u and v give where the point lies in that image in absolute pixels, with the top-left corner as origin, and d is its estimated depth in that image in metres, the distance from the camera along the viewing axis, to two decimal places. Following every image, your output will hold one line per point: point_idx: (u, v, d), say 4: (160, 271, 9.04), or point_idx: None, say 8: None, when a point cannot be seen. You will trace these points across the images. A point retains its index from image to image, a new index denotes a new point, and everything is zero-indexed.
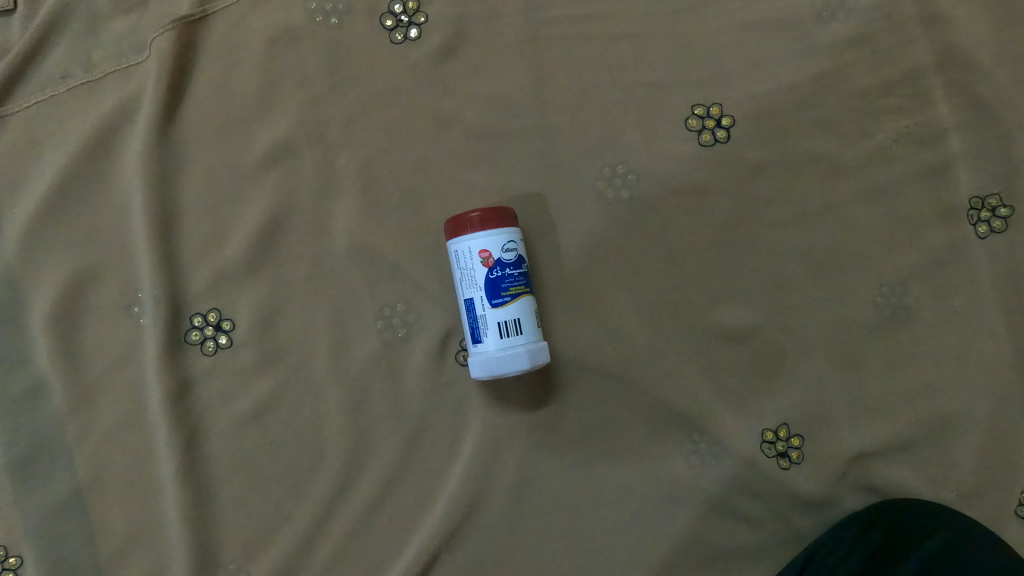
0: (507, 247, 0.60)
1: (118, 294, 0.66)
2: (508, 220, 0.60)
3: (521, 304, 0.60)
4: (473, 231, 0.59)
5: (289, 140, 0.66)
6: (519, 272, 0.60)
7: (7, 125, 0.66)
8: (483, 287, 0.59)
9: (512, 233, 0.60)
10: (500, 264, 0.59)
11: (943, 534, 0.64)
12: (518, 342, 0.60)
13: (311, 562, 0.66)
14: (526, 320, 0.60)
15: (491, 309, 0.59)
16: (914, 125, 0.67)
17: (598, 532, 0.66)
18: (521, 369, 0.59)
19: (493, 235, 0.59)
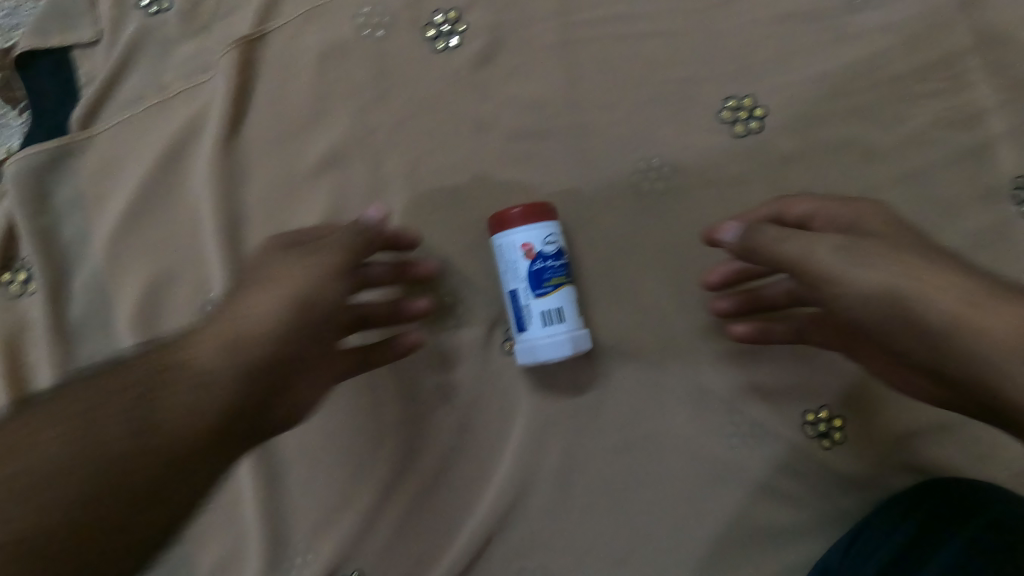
0: (548, 240, 0.63)
1: (191, 295, 0.72)
2: (549, 214, 0.64)
3: (563, 293, 0.63)
4: (516, 225, 0.63)
5: (342, 147, 0.71)
6: (559, 263, 0.63)
7: (93, 143, 0.73)
8: (526, 279, 0.63)
9: (553, 226, 0.64)
10: (542, 256, 0.63)
11: (989, 517, 0.61)
12: (561, 330, 0.63)
13: (372, 541, 0.70)
14: (567, 309, 0.63)
15: (535, 299, 0.63)
16: (953, 107, 0.67)
17: (642, 512, 0.70)
18: (565, 355, 0.63)
19: (535, 229, 0.63)
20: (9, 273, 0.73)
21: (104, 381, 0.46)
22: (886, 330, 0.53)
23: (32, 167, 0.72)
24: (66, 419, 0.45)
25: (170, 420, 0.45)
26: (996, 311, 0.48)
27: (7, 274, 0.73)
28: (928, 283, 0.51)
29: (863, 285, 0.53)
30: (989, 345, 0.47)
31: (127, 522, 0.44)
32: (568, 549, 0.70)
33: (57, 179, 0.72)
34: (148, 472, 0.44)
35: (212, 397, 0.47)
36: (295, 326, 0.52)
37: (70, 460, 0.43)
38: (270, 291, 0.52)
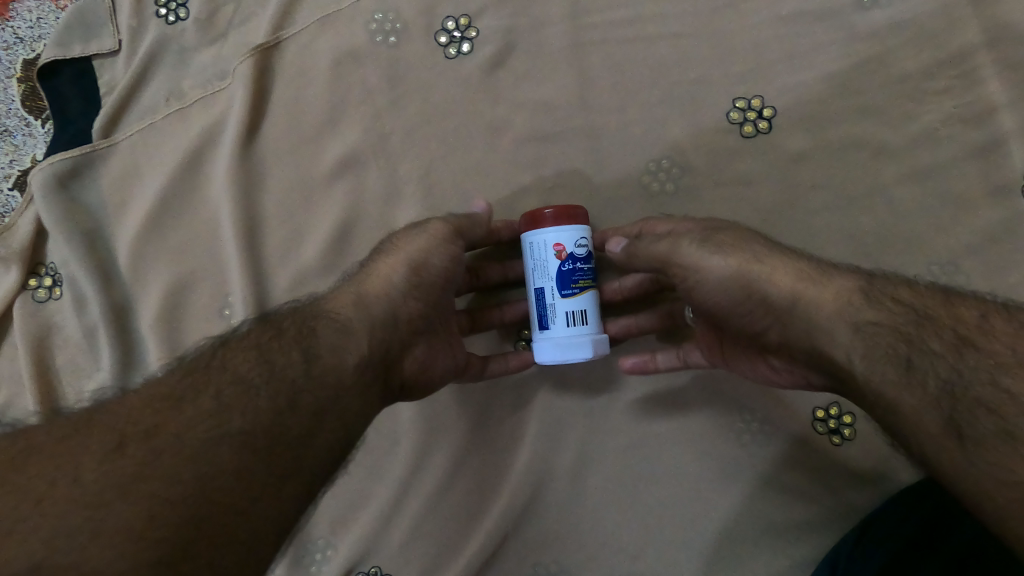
0: (579, 243, 0.64)
1: (212, 298, 0.74)
2: (583, 217, 0.65)
3: (587, 297, 0.64)
4: (549, 226, 0.63)
5: (356, 152, 0.73)
6: (587, 267, 0.64)
7: (114, 151, 0.75)
8: (554, 278, 0.63)
9: (585, 230, 0.64)
10: (573, 257, 0.63)
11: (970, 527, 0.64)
12: (583, 331, 0.64)
13: (390, 538, 0.72)
14: (590, 312, 0.65)
15: (561, 299, 0.64)
16: (963, 105, 0.67)
17: (654, 507, 0.71)
18: (583, 358, 0.64)
19: (568, 231, 0.63)
20: (36, 278, 0.75)
21: (265, 328, 0.55)
22: (745, 312, 0.57)
23: (57, 174, 0.73)
24: (246, 354, 0.53)
25: (330, 353, 0.54)
26: (822, 283, 0.54)
27: (34, 278, 0.75)
28: (775, 265, 0.55)
29: (717, 273, 0.56)
30: (819, 311, 0.52)
31: (311, 434, 0.52)
32: (582, 544, 0.71)
33: (82, 186, 0.75)
34: (323, 391, 0.53)
35: (358, 336, 0.56)
36: (418, 287, 0.61)
37: (263, 380, 0.51)
38: (386, 261, 0.62)
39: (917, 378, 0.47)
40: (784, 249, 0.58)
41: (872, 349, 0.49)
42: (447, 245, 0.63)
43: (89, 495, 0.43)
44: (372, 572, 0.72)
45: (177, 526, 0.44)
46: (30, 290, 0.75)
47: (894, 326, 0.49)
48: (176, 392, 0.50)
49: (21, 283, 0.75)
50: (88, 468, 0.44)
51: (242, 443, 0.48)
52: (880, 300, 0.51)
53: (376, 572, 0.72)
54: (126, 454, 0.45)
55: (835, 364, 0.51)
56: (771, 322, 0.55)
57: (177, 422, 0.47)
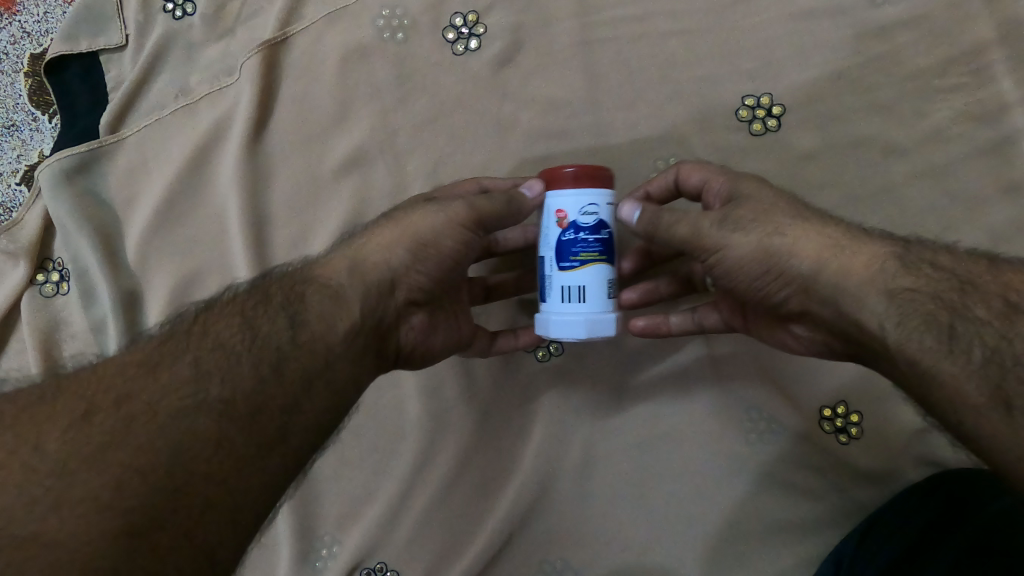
0: (586, 211, 0.58)
1: (219, 295, 0.74)
2: (600, 182, 0.59)
3: (590, 271, 0.58)
4: (554, 190, 0.59)
5: (364, 148, 0.73)
6: (593, 238, 0.58)
7: (122, 147, 0.75)
8: (554, 249, 0.59)
9: (594, 196, 0.58)
10: (574, 227, 0.58)
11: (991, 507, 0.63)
12: (579, 309, 0.58)
13: (397, 534, 0.72)
14: (591, 288, 0.58)
15: (558, 271, 0.59)
16: (974, 104, 0.67)
17: (661, 505, 0.71)
18: (576, 338, 0.58)
19: (574, 196, 0.58)
20: (44, 273, 0.76)
21: (252, 294, 0.55)
22: (765, 285, 0.56)
23: (63, 168, 0.73)
24: (230, 322, 0.53)
25: (318, 322, 0.54)
26: (849, 251, 0.52)
27: (42, 273, 0.76)
28: (798, 234, 0.54)
29: (739, 247, 0.55)
30: (845, 279, 0.51)
31: (296, 402, 0.51)
32: (589, 542, 0.72)
33: (89, 182, 0.75)
34: (308, 359, 0.52)
35: (351, 305, 0.55)
36: (422, 261, 0.59)
37: (244, 349, 0.51)
38: (389, 231, 0.60)
39: (960, 349, 0.46)
40: (810, 214, 0.56)
41: (907, 318, 0.48)
42: (458, 223, 0.60)
43: (55, 462, 0.44)
44: (378, 568, 0.72)
45: (150, 492, 0.44)
46: (38, 285, 0.75)
47: (933, 292, 0.48)
48: (151, 359, 0.50)
49: (29, 277, 0.75)
50: (54, 438, 0.44)
51: (217, 412, 0.48)
52: (916, 267, 0.50)
53: (382, 567, 0.72)
54: (94, 424, 0.45)
55: (864, 333, 0.50)
56: (792, 293, 0.55)
57: (148, 393, 0.47)
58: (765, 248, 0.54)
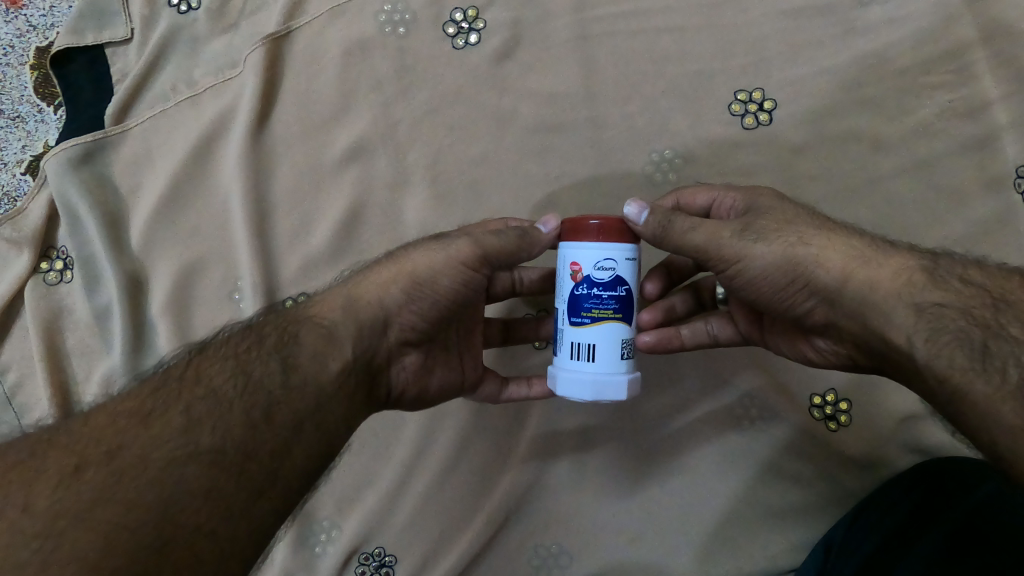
0: (601, 265, 0.55)
1: (222, 283, 0.75)
2: (622, 236, 0.56)
3: (602, 330, 0.56)
4: (571, 241, 0.57)
5: (365, 141, 0.74)
6: (607, 295, 0.56)
7: (127, 137, 0.76)
8: (566, 301, 0.57)
9: (612, 251, 0.55)
10: (588, 281, 0.56)
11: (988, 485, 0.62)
12: (587, 369, 0.56)
13: (395, 520, 0.74)
14: (602, 348, 0.56)
15: (570, 326, 0.57)
16: (958, 99, 0.69)
17: (654, 491, 0.73)
18: (581, 399, 0.56)
19: (589, 249, 0.56)
20: (48, 261, 0.77)
21: (245, 336, 0.56)
22: (790, 294, 0.57)
23: (68, 159, 0.75)
24: (221, 364, 0.54)
25: (311, 363, 0.56)
26: (877, 264, 0.54)
27: (46, 261, 0.77)
28: (825, 246, 0.55)
29: (765, 257, 0.56)
30: (874, 292, 0.52)
31: (289, 444, 0.52)
32: (584, 527, 0.73)
33: (93, 171, 0.76)
34: (301, 403, 0.54)
35: (343, 345, 0.58)
36: (415, 301, 0.60)
37: (236, 395, 0.52)
38: (387, 270, 0.61)
39: (993, 366, 0.47)
40: (835, 224, 0.57)
41: (936, 333, 0.49)
42: (462, 269, 0.60)
43: (44, 522, 0.44)
44: (376, 553, 0.73)
45: (145, 541, 0.45)
46: (41, 273, 0.76)
47: (965, 308, 0.50)
48: (143, 408, 0.50)
49: (33, 266, 0.76)
50: (43, 497, 0.45)
51: (209, 461, 0.49)
52: (946, 281, 0.52)
53: (380, 552, 0.73)
54: (83, 481, 0.46)
55: (892, 347, 0.52)
56: (817, 303, 0.56)
57: (138, 443, 0.48)
58: (794, 258, 0.56)
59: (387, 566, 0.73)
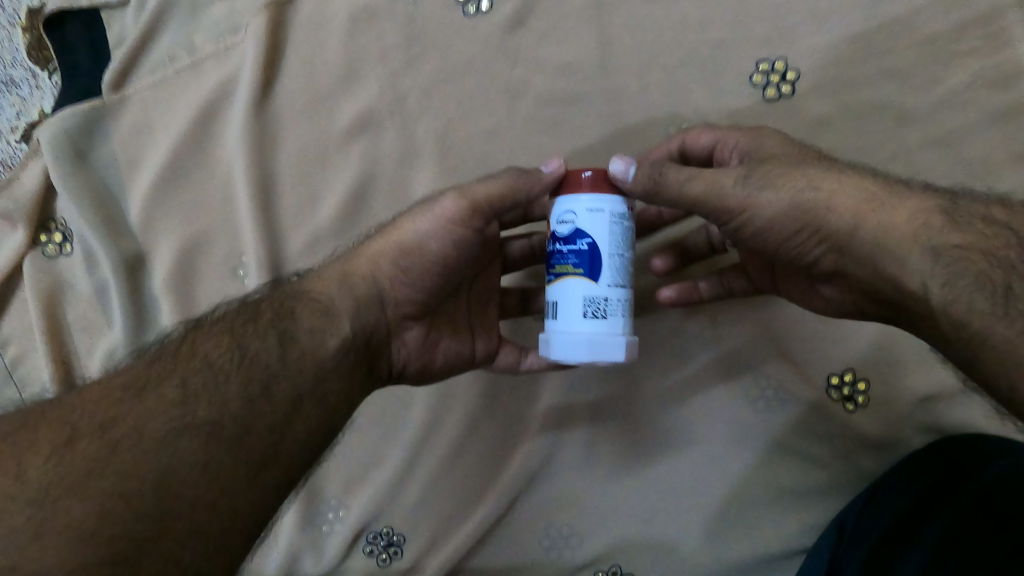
0: (562, 219, 0.55)
1: (225, 258, 0.73)
2: (585, 187, 0.54)
3: (563, 285, 0.54)
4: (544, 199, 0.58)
5: (372, 111, 0.72)
6: (567, 249, 0.54)
7: (127, 103, 0.73)
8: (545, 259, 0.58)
9: (572, 202, 0.54)
10: (552, 236, 0.56)
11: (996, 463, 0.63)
12: (551, 326, 0.56)
13: (404, 498, 0.73)
14: (562, 304, 0.54)
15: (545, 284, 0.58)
16: (989, 68, 0.66)
17: (666, 471, 0.72)
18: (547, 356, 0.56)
19: (554, 205, 0.56)
20: (46, 234, 0.74)
21: (241, 311, 0.55)
22: (799, 243, 0.55)
23: (67, 127, 0.72)
24: (217, 338, 0.52)
25: (309, 337, 0.54)
26: (891, 207, 0.52)
27: (44, 234, 0.74)
28: (835, 189, 0.54)
29: (772, 205, 0.54)
30: (888, 237, 0.51)
31: (287, 421, 0.51)
32: (594, 507, 0.72)
33: (91, 140, 0.73)
34: (299, 378, 0.52)
35: (341, 320, 0.56)
36: (408, 271, 0.59)
37: (232, 368, 0.51)
38: (380, 240, 0.60)
39: (1015, 311, 0.46)
40: (844, 168, 0.55)
41: (953, 278, 0.48)
42: (452, 229, 0.58)
43: (39, 490, 0.43)
44: (384, 532, 0.72)
45: (139, 511, 0.44)
46: (40, 246, 0.74)
47: (984, 249, 0.48)
48: (138, 380, 0.49)
49: (30, 239, 0.74)
50: (36, 467, 0.44)
51: (206, 435, 0.48)
52: (966, 222, 0.50)
53: (388, 531, 0.72)
54: (77, 451, 0.45)
55: (904, 292, 0.51)
56: (825, 251, 0.55)
57: (133, 416, 0.47)
58: (806, 206, 0.54)
59: (395, 545, 0.72)
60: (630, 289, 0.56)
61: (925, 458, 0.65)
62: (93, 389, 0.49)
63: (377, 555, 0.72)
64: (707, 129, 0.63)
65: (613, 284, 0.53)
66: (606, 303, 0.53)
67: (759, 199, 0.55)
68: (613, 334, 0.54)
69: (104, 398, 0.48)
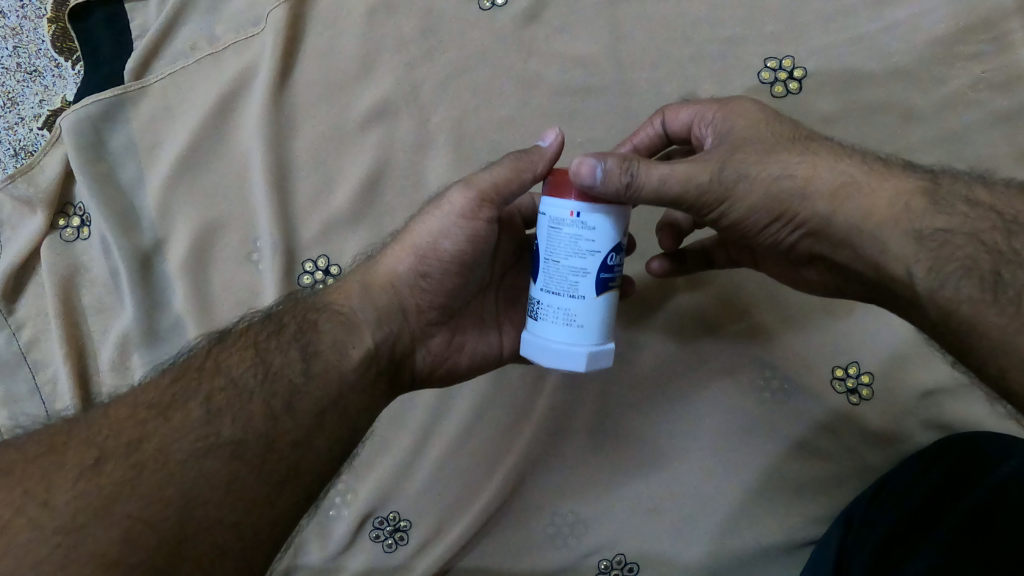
0: None
1: (240, 243, 0.75)
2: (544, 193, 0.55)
3: None
4: None
5: (387, 101, 0.73)
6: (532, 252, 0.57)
7: (147, 92, 0.75)
8: None
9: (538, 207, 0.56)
10: None
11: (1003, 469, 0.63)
12: None
13: (411, 483, 0.73)
14: None
15: None
16: (992, 70, 0.68)
17: (672, 460, 0.73)
18: None
19: None
20: (65, 218, 0.76)
21: (265, 324, 0.57)
22: (774, 231, 0.56)
23: (88, 114, 0.74)
24: (242, 353, 0.54)
25: (331, 349, 0.56)
26: (871, 189, 0.53)
27: (63, 219, 0.76)
28: (810, 173, 0.54)
29: (752, 194, 0.55)
30: (868, 221, 0.52)
31: (310, 435, 0.52)
32: (600, 495, 0.73)
33: (111, 127, 0.75)
34: (322, 391, 0.54)
35: (362, 331, 0.58)
36: (427, 276, 0.61)
37: (256, 383, 0.53)
38: (396, 248, 0.62)
39: (1005, 297, 0.47)
40: (821, 150, 0.56)
41: (940, 264, 0.49)
42: (464, 223, 0.59)
43: (65, 517, 0.43)
44: (390, 518, 0.73)
45: (164, 535, 0.45)
46: (58, 230, 0.75)
47: (970, 233, 0.50)
48: (164, 398, 0.51)
49: (49, 223, 0.75)
50: (63, 491, 0.44)
51: (230, 454, 0.49)
52: (950, 206, 0.52)
53: (394, 517, 0.73)
54: (104, 473, 0.46)
55: (892, 279, 0.51)
56: (801, 236, 0.56)
57: (162, 435, 0.48)
58: (783, 195, 0.54)
59: (402, 531, 0.73)
60: (575, 300, 0.52)
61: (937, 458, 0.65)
62: (119, 409, 0.50)
63: (383, 540, 0.73)
64: (684, 104, 0.64)
65: (544, 287, 0.53)
66: (538, 306, 0.54)
67: (741, 186, 0.55)
68: (541, 334, 0.54)
69: (130, 416, 0.49)
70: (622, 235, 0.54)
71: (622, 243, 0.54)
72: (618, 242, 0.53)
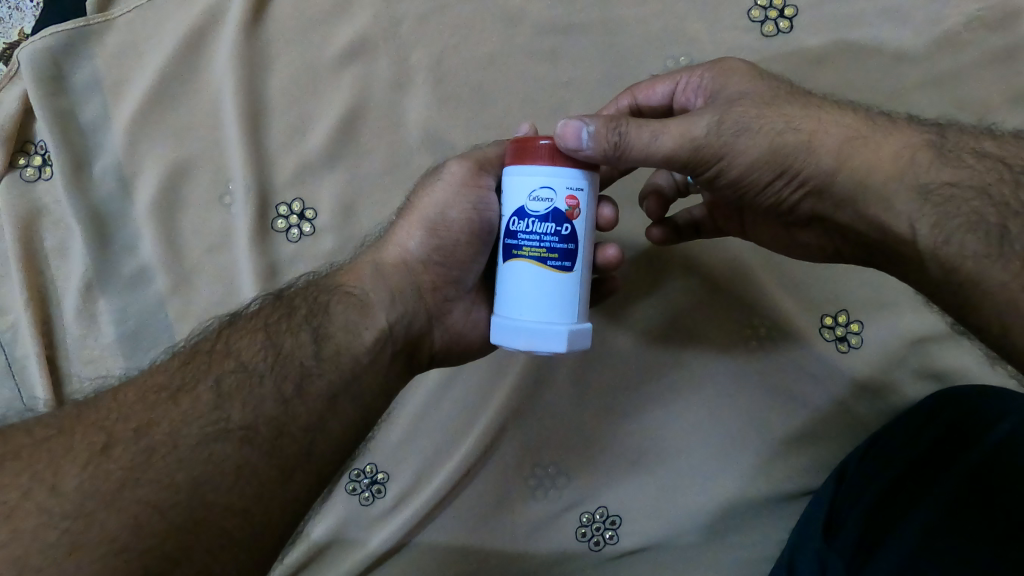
0: None
1: (210, 187, 0.71)
2: None
3: None
4: None
5: (365, 38, 0.70)
6: None
7: (112, 25, 0.71)
8: None
9: None
10: None
11: (1010, 421, 0.59)
12: None
13: (389, 434, 0.71)
14: None
15: None
16: (987, 9, 0.66)
17: (653, 410, 0.71)
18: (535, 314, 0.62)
19: None
20: (25, 157, 0.72)
21: (276, 308, 0.55)
22: (778, 190, 0.54)
23: (49, 47, 0.70)
24: (252, 336, 0.52)
25: (344, 332, 0.53)
26: (877, 144, 0.51)
27: (22, 158, 0.72)
28: (816, 129, 0.52)
29: (751, 152, 0.52)
30: (872, 179, 0.50)
31: (291, 397, 0.49)
32: (581, 445, 0.71)
33: (75, 63, 0.71)
34: (336, 374, 0.52)
35: (376, 313, 0.55)
36: (439, 248, 0.59)
37: (267, 367, 0.50)
38: (405, 224, 0.60)
39: (1011, 250, 0.45)
40: (824, 104, 0.53)
41: (946, 219, 0.47)
42: (467, 190, 0.58)
43: (58, 474, 0.42)
44: (367, 470, 0.70)
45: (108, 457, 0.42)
46: (19, 169, 0.72)
47: (979, 184, 0.48)
48: None
49: (8, 162, 0.72)
50: None
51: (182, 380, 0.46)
52: (958, 158, 0.49)
53: (371, 469, 0.71)
54: None
55: (892, 236, 0.50)
56: (805, 196, 0.53)
57: None
58: (784, 151, 0.52)
59: (379, 483, 0.70)
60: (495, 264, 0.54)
61: (932, 409, 0.63)
62: None
63: (359, 493, 0.70)
64: (659, 78, 0.62)
65: None
66: None
67: (738, 146, 0.52)
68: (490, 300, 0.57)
69: None
70: (529, 197, 0.50)
71: (528, 206, 0.50)
72: (521, 205, 0.50)
